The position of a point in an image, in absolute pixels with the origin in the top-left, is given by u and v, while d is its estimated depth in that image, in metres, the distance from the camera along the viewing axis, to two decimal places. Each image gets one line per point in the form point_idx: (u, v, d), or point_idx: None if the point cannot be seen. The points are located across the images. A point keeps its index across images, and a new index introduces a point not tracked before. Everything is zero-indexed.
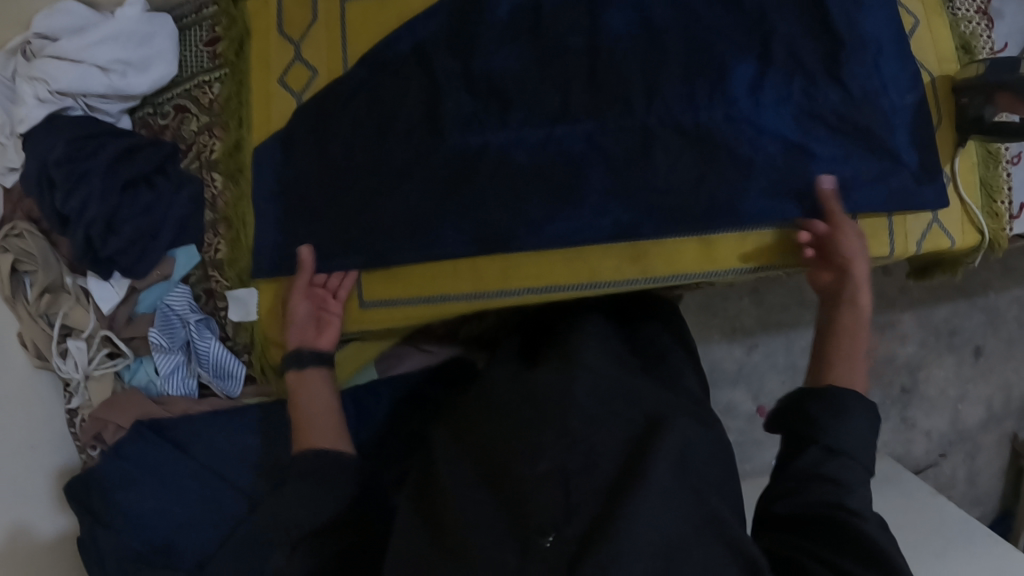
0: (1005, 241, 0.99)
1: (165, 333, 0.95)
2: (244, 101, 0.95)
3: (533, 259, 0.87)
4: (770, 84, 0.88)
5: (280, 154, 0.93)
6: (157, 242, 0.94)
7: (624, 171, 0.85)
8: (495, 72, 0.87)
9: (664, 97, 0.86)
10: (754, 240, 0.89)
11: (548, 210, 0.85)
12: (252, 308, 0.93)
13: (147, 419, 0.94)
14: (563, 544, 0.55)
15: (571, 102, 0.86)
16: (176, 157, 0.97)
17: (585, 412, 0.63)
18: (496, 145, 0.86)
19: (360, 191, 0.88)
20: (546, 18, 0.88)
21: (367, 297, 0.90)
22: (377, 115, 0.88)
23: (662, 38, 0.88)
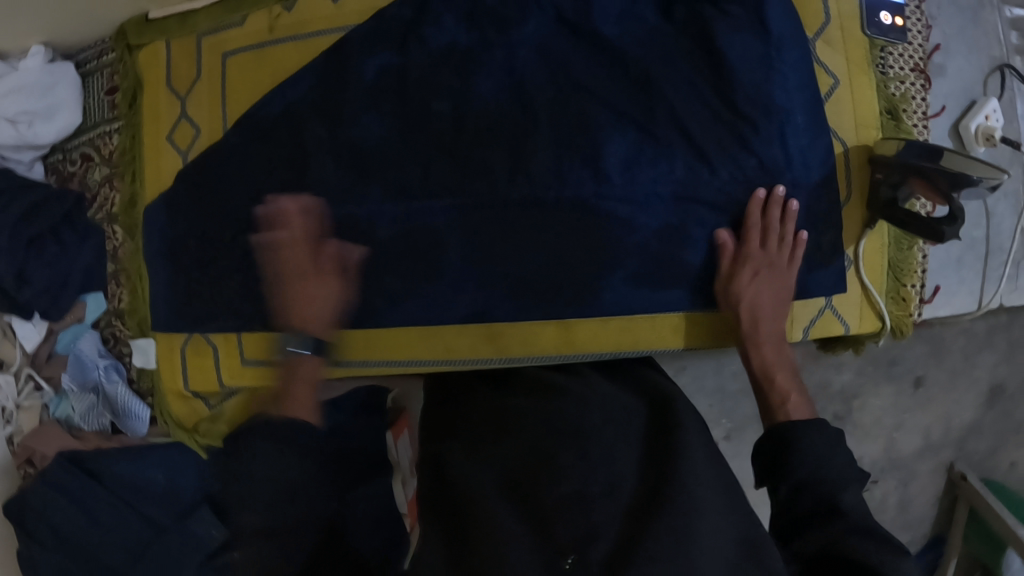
0: (909, 328, 0.95)
1: (76, 379, 1.00)
2: (137, 157, 0.95)
3: (392, 332, 0.87)
4: (646, 160, 0.85)
5: (164, 215, 0.92)
6: (68, 289, 0.99)
7: (489, 247, 0.84)
8: (359, 141, 0.84)
9: (531, 173, 0.83)
10: (618, 323, 0.86)
11: (410, 285, 0.85)
12: (152, 357, 0.97)
13: (68, 453, 1.02)
14: (587, 565, 0.55)
15: (431, 174, 0.83)
16: (82, 205, 1.01)
17: (602, 440, 0.66)
18: (359, 218, 0.84)
19: (231, 254, 0.88)
20: (412, 84, 0.84)
21: (247, 354, 0.90)
22: (247, 178, 0.87)
23: (533, 105, 0.84)
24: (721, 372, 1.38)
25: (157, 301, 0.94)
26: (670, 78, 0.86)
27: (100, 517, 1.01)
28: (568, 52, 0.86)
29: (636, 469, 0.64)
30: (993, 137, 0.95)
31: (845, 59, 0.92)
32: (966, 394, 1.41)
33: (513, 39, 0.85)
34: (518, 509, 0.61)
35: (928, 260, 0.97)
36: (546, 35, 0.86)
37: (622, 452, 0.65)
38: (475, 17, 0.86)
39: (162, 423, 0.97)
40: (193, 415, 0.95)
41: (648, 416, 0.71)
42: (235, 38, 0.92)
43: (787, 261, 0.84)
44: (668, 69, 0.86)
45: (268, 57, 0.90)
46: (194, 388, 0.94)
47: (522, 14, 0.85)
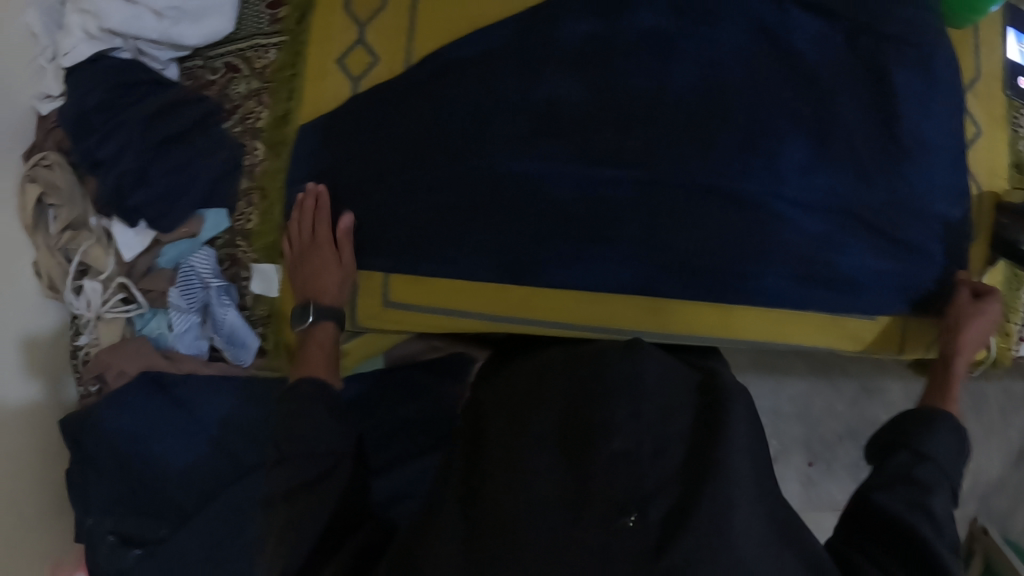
0: (1007, 360, 1.02)
1: (185, 295, 0.94)
2: (298, 75, 0.91)
3: (557, 292, 0.84)
4: (818, 171, 0.88)
5: (319, 137, 0.88)
6: (186, 199, 0.92)
7: (660, 229, 0.83)
8: (559, 99, 0.83)
9: (718, 162, 0.84)
10: (775, 317, 0.89)
11: (578, 249, 0.82)
12: (274, 284, 0.93)
13: (153, 373, 0.95)
14: (644, 524, 0.56)
15: (626, 144, 0.82)
16: (217, 117, 0.93)
17: (655, 398, 0.64)
18: (540, 176, 0.82)
19: (386, 186, 0.83)
20: (618, 52, 0.84)
21: (390, 297, 0.85)
22: (421, 119, 0.83)
23: (727, 98, 0.85)
24: (778, 394, 1.41)
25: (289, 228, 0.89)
26: (846, 93, 0.90)
27: (180, 448, 0.95)
28: (761, 53, 0.88)
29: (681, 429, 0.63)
30: None
31: (988, 114, 0.99)
32: (995, 452, 1.47)
33: (715, 33, 0.86)
34: (567, 469, 0.60)
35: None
36: (745, 35, 0.88)
37: (672, 414, 0.64)
38: (685, 5, 0.86)
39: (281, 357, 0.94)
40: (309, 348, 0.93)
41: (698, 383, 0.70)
42: None
43: (992, 322, 0.89)
44: (847, 89, 0.90)
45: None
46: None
47: (728, 11, 0.87)
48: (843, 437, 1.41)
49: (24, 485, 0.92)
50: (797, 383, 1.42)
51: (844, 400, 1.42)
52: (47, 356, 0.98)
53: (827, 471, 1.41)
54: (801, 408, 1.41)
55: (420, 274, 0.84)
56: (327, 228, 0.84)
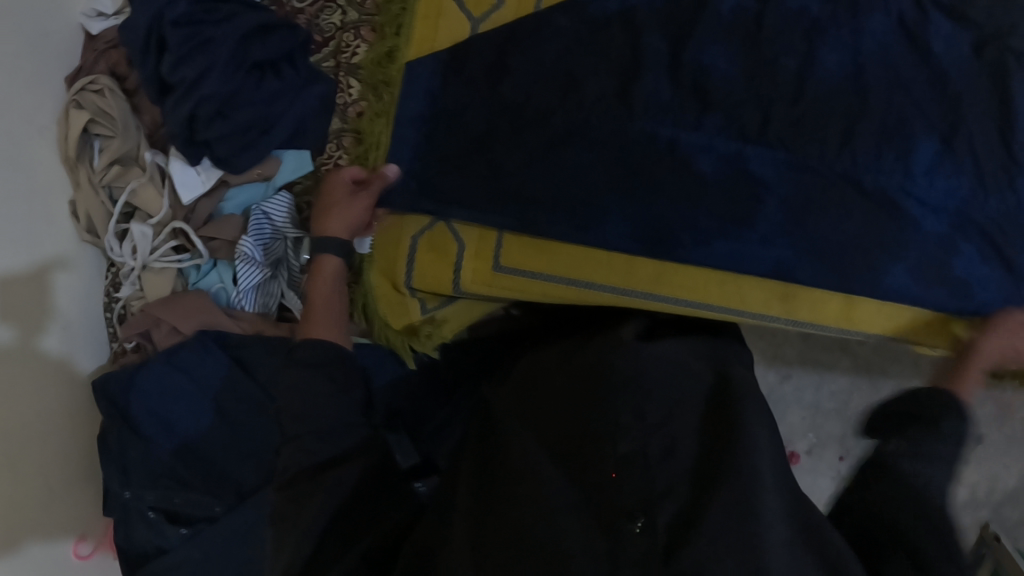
0: None
1: (258, 245, 0.82)
2: (408, 9, 0.83)
3: (691, 270, 0.82)
4: (946, 168, 0.85)
5: (436, 77, 0.81)
6: (270, 136, 0.83)
7: (799, 211, 0.82)
8: (707, 70, 0.81)
9: (856, 148, 0.83)
10: (891, 308, 0.88)
11: (721, 224, 0.81)
12: (368, 239, 0.84)
13: (213, 332, 0.84)
14: (655, 528, 0.52)
15: (770, 125, 0.82)
16: (307, 48, 0.85)
17: (661, 399, 0.63)
18: (683, 146, 0.81)
19: (518, 140, 0.79)
20: (766, 30, 0.84)
21: (503, 261, 0.80)
22: (562, 69, 0.80)
23: (866, 85, 0.85)
24: (821, 389, 1.38)
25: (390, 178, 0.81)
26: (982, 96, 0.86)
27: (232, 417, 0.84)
28: (900, 44, 0.86)
29: (695, 432, 0.59)
30: None
31: None
32: None
33: (862, 20, 0.86)
34: (572, 475, 0.58)
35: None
36: (887, 26, 0.87)
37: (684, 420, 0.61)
38: None
39: (365, 319, 0.85)
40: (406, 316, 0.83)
41: (708, 382, 0.67)
42: None
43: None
44: (979, 86, 0.85)
45: None
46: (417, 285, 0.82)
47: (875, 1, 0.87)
48: (876, 435, 1.40)
49: (53, 448, 0.80)
50: (840, 379, 1.38)
51: (881, 399, 1.40)
52: (64, 308, 0.83)
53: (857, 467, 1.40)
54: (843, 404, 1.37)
55: (548, 236, 0.79)
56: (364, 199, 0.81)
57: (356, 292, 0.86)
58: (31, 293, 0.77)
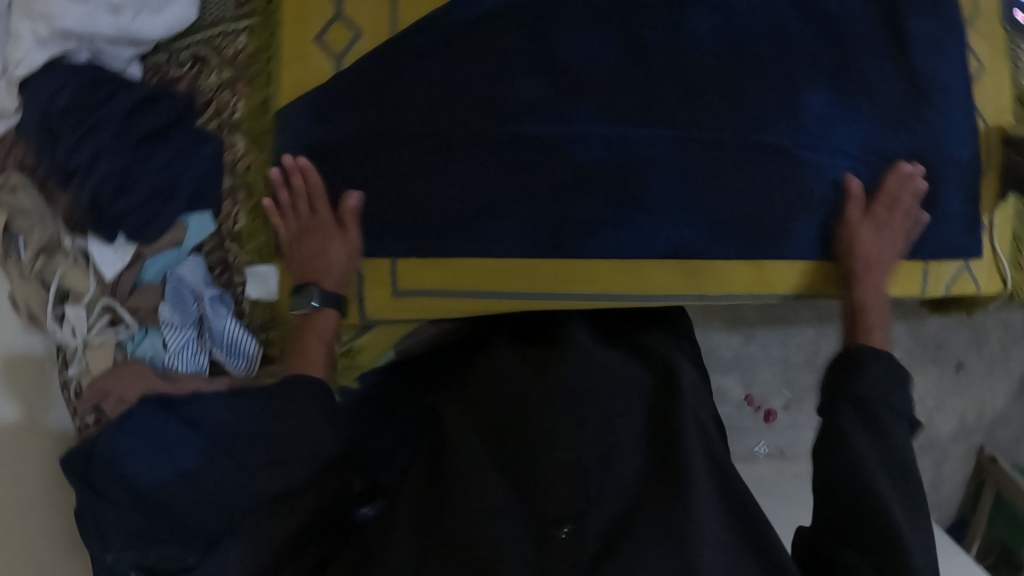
0: None
1: (177, 310, 0.87)
2: (276, 58, 0.85)
3: (591, 262, 0.82)
4: (840, 117, 0.86)
5: (312, 119, 0.83)
6: (174, 201, 0.86)
7: (697, 182, 0.82)
8: (574, 60, 0.82)
9: (743, 109, 0.83)
10: (806, 266, 0.87)
11: (616, 213, 0.81)
12: (273, 286, 0.87)
13: (154, 396, 0.85)
14: (584, 536, 0.62)
15: (646, 106, 0.82)
16: (192, 111, 0.88)
17: (602, 411, 0.71)
18: (561, 138, 0.80)
19: (403, 165, 0.81)
20: (625, 8, 0.83)
21: (401, 285, 0.84)
22: (433, 86, 0.81)
23: (743, 46, 0.84)
24: (787, 343, 1.43)
25: (290, 222, 0.84)
26: (864, 44, 0.88)
27: None
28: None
29: (629, 442, 0.69)
30: None
31: (990, 46, 0.99)
32: (999, 382, 1.57)
33: None
34: (511, 485, 0.68)
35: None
36: None
37: (620, 428, 0.70)
38: None
39: (284, 363, 0.88)
40: (326, 350, 0.87)
41: (648, 388, 0.76)
42: None
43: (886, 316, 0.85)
44: (861, 27, 0.88)
45: None
46: (329, 321, 0.85)
47: None
48: None
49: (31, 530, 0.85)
50: (806, 331, 1.43)
51: (850, 344, 1.47)
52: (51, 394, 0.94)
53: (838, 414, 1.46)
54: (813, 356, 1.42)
55: (440, 255, 0.82)
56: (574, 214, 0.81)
57: (273, 337, 0.89)
58: (24, 379, 0.91)
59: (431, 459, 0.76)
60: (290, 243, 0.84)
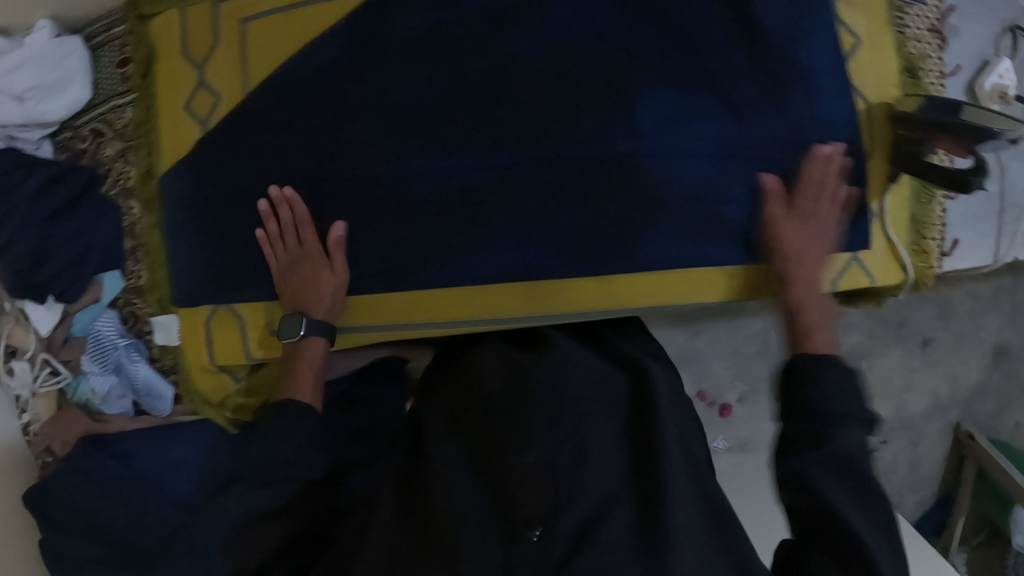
0: (930, 279, 0.99)
1: (97, 360, 0.99)
2: (155, 128, 0.95)
3: (438, 290, 0.88)
4: (684, 122, 0.84)
5: (189, 183, 0.92)
6: (86, 267, 0.97)
7: (532, 204, 0.85)
8: (400, 100, 0.84)
9: (577, 126, 0.83)
10: (658, 280, 0.88)
11: (455, 244, 0.86)
12: (176, 333, 0.97)
13: (91, 436, 1.00)
14: (551, 534, 0.63)
15: (472, 134, 0.84)
16: (96, 182, 0.99)
17: (574, 410, 0.72)
18: (397, 178, 0.85)
19: (263, 218, 0.88)
20: (446, 36, 0.84)
21: (275, 325, 0.92)
22: (280, 140, 0.87)
23: (568, 65, 0.83)
24: (735, 335, 1.47)
25: (179, 275, 0.94)
26: (708, 39, 0.85)
27: (130, 501, 0.99)
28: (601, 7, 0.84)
29: (612, 448, 0.71)
30: (1006, 95, 1.00)
31: (868, 19, 0.94)
32: (971, 355, 1.52)
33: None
34: (479, 488, 0.70)
35: (947, 214, 1.01)
36: None
37: (595, 429, 0.71)
38: None
39: (188, 402, 0.99)
40: (220, 390, 0.97)
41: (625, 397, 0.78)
42: (251, 2, 0.90)
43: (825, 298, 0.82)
44: (705, 24, 0.85)
45: (289, 17, 0.88)
46: (220, 363, 0.96)
47: None
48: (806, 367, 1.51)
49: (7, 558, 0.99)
50: (754, 322, 1.46)
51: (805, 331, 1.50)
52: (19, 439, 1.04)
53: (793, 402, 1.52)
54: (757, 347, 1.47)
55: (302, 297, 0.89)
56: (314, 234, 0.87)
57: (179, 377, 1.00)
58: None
59: (410, 467, 0.80)
60: (181, 294, 0.95)
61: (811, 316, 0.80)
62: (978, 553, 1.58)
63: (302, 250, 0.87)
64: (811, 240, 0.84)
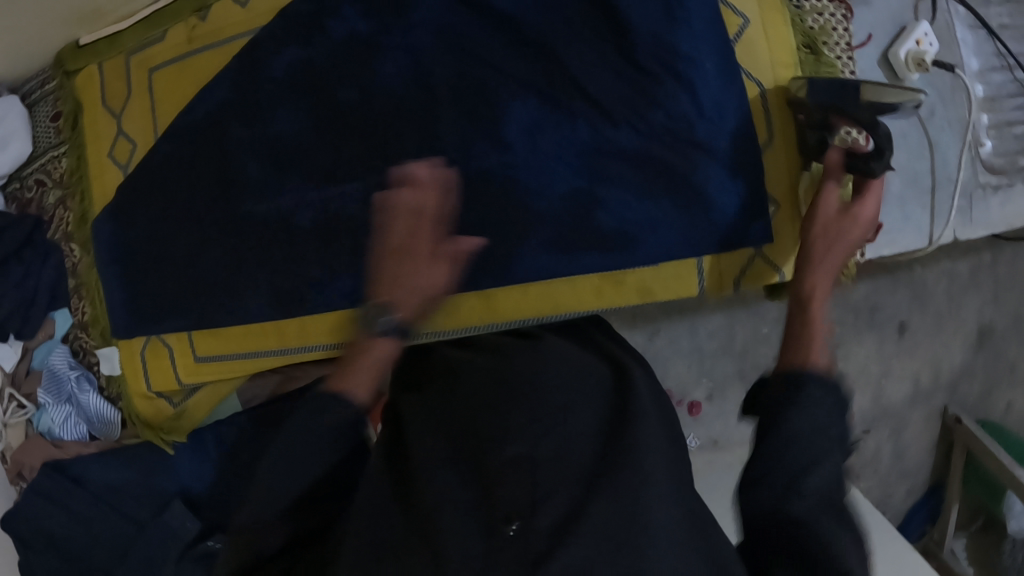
0: (851, 268, 0.95)
1: (52, 391, 1.09)
2: (83, 176, 1.05)
3: (326, 315, 0.99)
4: (551, 125, 0.91)
5: (111, 227, 1.03)
6: (37, 305, 1.09)
7: (398, 217, 0.94)
8: (280, 135, 0.96)
9: (441, 145, 0.92)
10: (536, 291, 0.97)
11: (332, 271, 0.96)
12: (118, 363, 1.09)
13: (50, 461, 1.09)
14: (528, 531, 0.63)
15: (346, 157, 0.95)
16: (42, 227, 1.08)
17: (555, 383, 0.79)
18: (284, 210, 0.96)
19: (180, 246, 1.01)
20: (320, 70, 0.96)
21: (200, 351, 1.06)
22: (188, 179, 1.00)
23: (432, 82, 0.93)
24: (696, 333, 1.49)
25: (114, 309, 1.05)
26: (567, 40, 0.90)
27: (87, 519, 1.08)
28: (464, 29, 0.93)
29: (593, 436, 0.72)
30: (923, 62, 0.95)
31: None
32: (953, 338, 1.46)
33: (410, 22, 0.94)
34: (463, 479, 0.71)
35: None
36: (434, 10, 0.94)
37: (580, 409, 0.75)
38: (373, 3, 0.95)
39: (133, 424, 1.11)
40: (158, 414, 1.10)
41: (603, 375, 0.82)
42: (159, 53, 1.02)
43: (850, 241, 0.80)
44: (567, 30, 0.90)
45: (187, 65, 1.01)
46: (156, 388, 1.08)
47: None
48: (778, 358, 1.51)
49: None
50: (713, 319, 1.50)
51: (768, 322, 1.50)
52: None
53: None
54: (716, 343, 1.50)
55: (218, 321, 1.02)
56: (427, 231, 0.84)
57: (126, 406, 1.11)
58: None
59: (394, 458, 0.81)
60: (116, 325, 1.06)
61: (819, 334, 0.72)
62: (977, 541, 1.50)
63: (407, 240, 0.84)
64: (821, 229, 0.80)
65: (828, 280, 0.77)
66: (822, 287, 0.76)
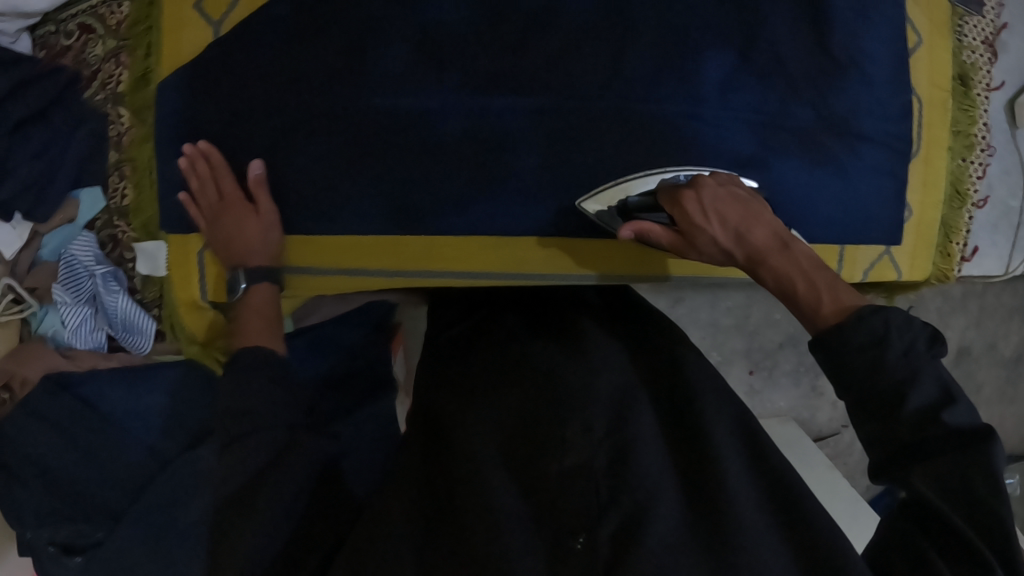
0: (951, 279, 1.02)
1: (70, 289, 0.87)
2: (152, 27, 0.84)
3: (457, 241, 0.83)
4: (740, 84, 0.84)
5: (180, 100, 0.83)
6: (57, 184, 0.85)
7: (558, 154, 0.82)
8: (433, 22, 0.80)
9: (628, 75, 0.81)
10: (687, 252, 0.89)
11: (465, 192, 0.81)
12: (162, 262, 0.88)
13: (54, 374, 0.89)
14: (595, 545, 0.56)
15: (513, 68, 0.80)
16: (76, 85, 0.87)
17: (613, 380, 0.71)
18: (425, 112, 0.80)
19: (270, 131, 0.81)
20: None
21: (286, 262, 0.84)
22: (297, 54, 0.80)
23: (628, 9, 0.82)
24: (717, 307, 1.52)
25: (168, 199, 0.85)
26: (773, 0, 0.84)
27: (94, 450, 0.91)
28: None
29: (655, 438, 0.65)
30: None
31: (929, 17, 0.95)
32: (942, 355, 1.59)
33: None
34: (514, 482, 0.62)
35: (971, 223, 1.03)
36: None
37: (644, 412, 0.67)
38: None
39: (173, 337, 0.93)
40: (208, 329, 0.91)
41: (662, 370, 0.76)
42: None
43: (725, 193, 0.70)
44: None
45: None
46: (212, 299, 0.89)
47: None
48: (782, 345, 1.56)
49: None
50: (733, 296, 1.54)
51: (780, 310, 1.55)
52: None
53: (767, 378, 1.57)
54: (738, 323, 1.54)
55: (311, 233, 0.83)
56: (234, 182, 0.81)
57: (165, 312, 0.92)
58: None
59: (427, 444, 0.69)
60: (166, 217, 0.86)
61: (813, 276, 0.64)
62: None
63: (221, 202, 0.81)
64: (728, 201, 0.69)
65: (773, 244, 0.68)
66: (772, 250, 0.67)
